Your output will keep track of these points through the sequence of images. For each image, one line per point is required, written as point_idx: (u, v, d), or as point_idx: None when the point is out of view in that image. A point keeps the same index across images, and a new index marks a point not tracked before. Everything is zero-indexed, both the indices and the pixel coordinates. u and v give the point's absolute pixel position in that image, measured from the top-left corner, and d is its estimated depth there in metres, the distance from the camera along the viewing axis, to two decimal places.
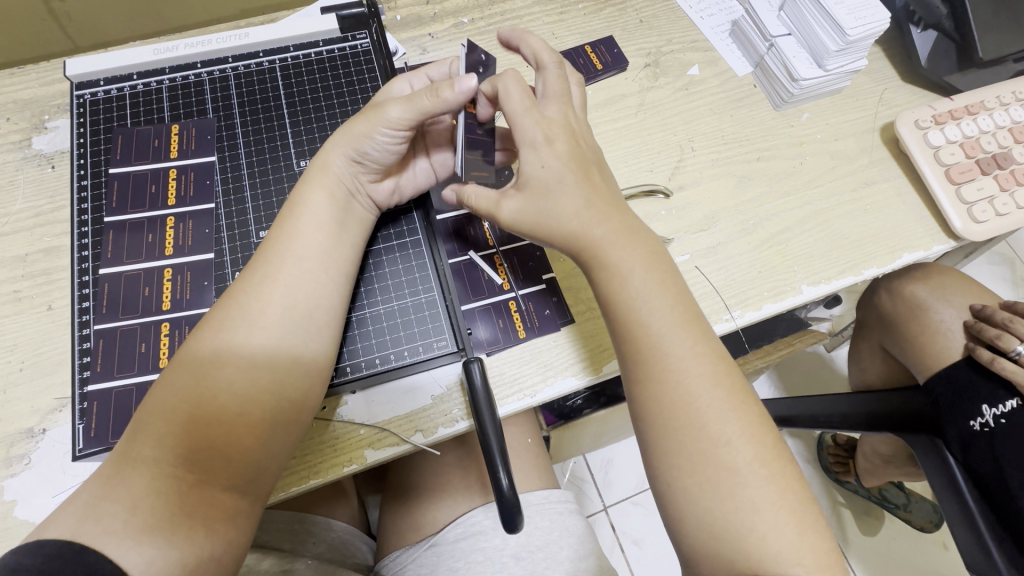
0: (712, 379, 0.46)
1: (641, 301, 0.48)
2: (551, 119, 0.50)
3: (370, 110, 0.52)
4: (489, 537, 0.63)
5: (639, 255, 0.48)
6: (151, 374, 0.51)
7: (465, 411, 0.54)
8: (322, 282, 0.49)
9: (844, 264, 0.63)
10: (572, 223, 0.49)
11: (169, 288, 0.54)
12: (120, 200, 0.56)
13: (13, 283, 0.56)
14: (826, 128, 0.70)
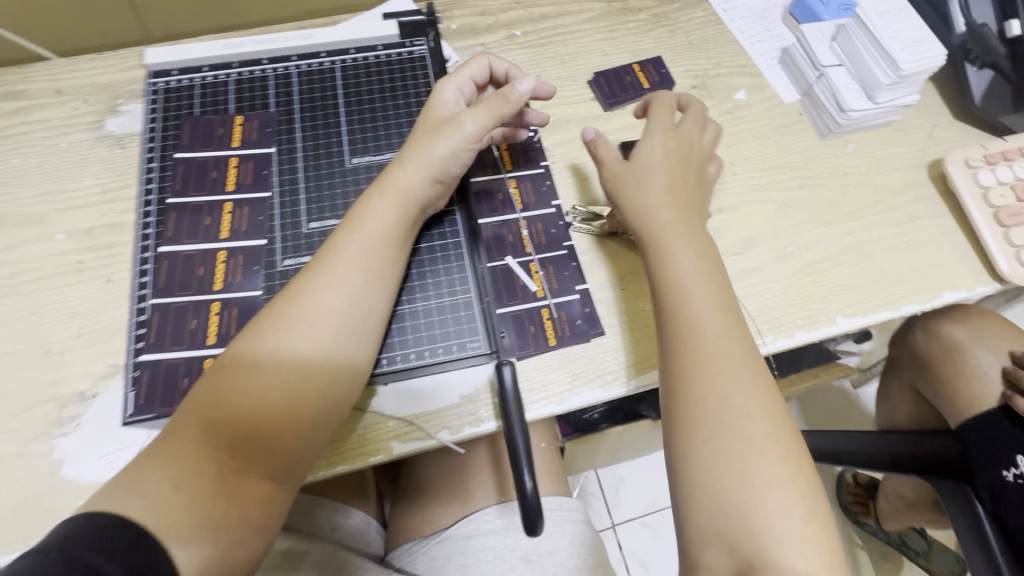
0: (737, 368, 0.48)
1: (682, 277, 0.52)
2: (679, 133, 0.59)
3: (440, 128, 0.55)
4: (500, 537, 0.64)
5: (691, 248, 0.53)
6: (200, 350, 0.53)
7: (492, 413, 0.54)
8: (375, 287, 0.51)
9: (882, 298, 0.62)
10: (650, 200, 0.55)
11: (221, 269, 0.56)
12: (184, 184, 0.59)
13: (78, 254, 0.60)
14: (871, 160, 0.69)
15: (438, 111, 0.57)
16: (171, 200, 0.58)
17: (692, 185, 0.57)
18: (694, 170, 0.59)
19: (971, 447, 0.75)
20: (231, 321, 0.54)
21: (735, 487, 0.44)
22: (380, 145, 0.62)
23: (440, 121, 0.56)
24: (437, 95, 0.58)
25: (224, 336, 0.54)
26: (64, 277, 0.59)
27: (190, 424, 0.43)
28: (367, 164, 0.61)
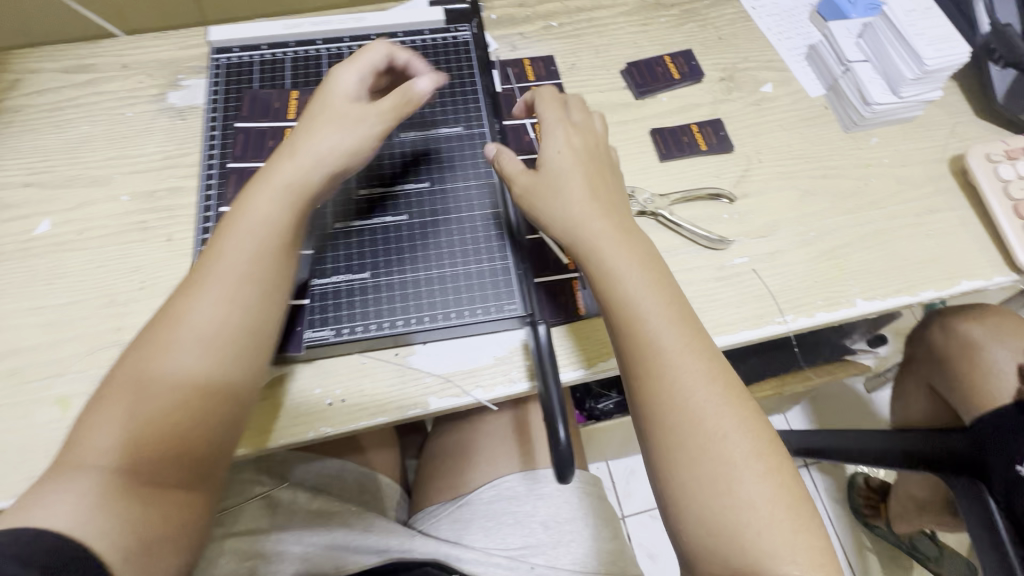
0: (708, 374, 0.48)
1: (635, 300, 0.50)
2: (578, 127, 0.56)
3: (332, 120, 0.53)
4: (521, 502, 0.67)
5: (634, 257, 0.51)
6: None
7: (524, 374, 0.57)
8: (260, 285, 0.48)
9: (901, 284, 0.64)
10: (577, 214, 0.51)
11: None
12: (243, 152, 0.63)
13: (141, 214, 0.64)
14: (894, 154, 0.72)
15: (339, 91, 0.55)
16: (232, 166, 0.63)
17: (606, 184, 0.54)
18: (608, 164, 0.56)
19: (987, 445, 0.77)
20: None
21: (717, 511, 0.45)
22: (424, 120, 0.65)
23: (334, 111, 0.54)
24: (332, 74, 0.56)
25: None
26: (128, 235, 0.63)
27: (81, 443, 0.42)
28: (413, 137, 0.64)
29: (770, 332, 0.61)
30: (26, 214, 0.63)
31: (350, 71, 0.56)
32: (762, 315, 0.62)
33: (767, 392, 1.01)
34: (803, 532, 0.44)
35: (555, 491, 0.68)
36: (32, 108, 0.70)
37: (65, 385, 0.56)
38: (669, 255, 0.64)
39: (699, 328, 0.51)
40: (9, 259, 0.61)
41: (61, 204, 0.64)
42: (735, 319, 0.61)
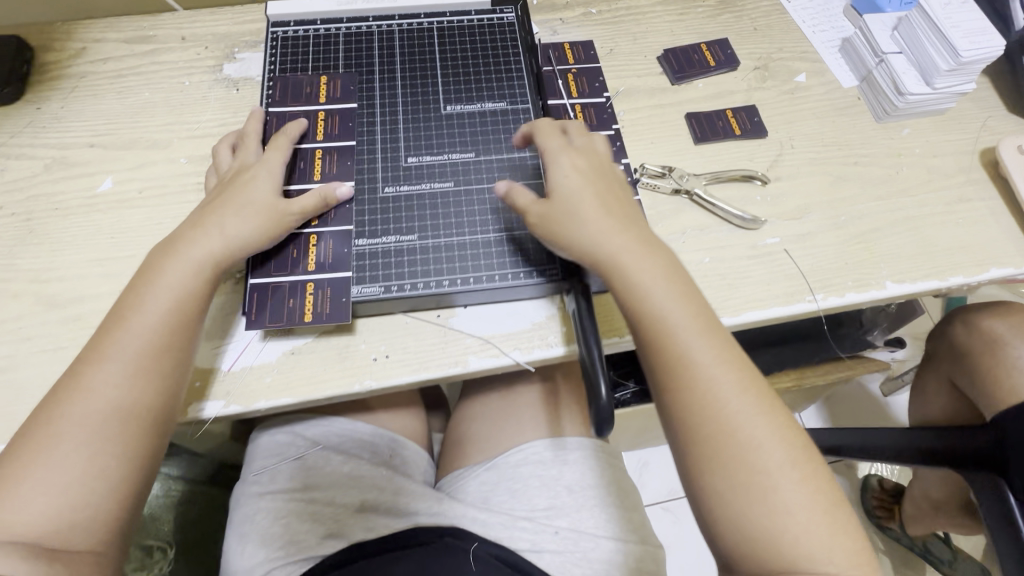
0: (740, 386, 0.49)
1: (667, 315, 0.50)
2: (581, 150, 0.57)
3: (235, 197, 0.56)
4: (547, 467, 0.69)
5: (658, 271, 0.52)
6: (300, 276, 0.58)
7: (561, 339, 0.59)
8: (168, 355, 0.51)
9: (930, 269, 0.66)
10: (596, 234, 0.52)
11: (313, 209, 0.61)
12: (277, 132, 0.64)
13: (199, 176, 0.67)
14: (925, 144, 0.73)
15: (236, 177, 0.58)
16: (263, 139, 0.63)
17: (618, 198, 0.55)
18: (615, 181, 0.57)
19: (1008, 442, 0.77)
20: (328, 254, 0.59)
21: (751, 510, 0.46)
22: (471, 94, 0.68)
23: (239, 189, 0.57)
24: (233, 164, 0.60)
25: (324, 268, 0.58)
26: (186, 195, 0.66)
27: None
28: (460, 111, 0.67)
29: (801, 309, 0.63)
30: (90, 172, 0.67)
31: (243, 158, 0.60)
32: (794, 293, 0.63)
33: (786, 383, 1.02)
34: (840, 529, 0.47)
35: (580, 459, 0.69)
36: (96, 75, 0.73)
37: None
38: (702, 233, 0.66)
39: (733, 342, 0.52)
40: (75, 213, 0.64)
41: (123, 164, 0.68)
42: (767, 296, 0.63)
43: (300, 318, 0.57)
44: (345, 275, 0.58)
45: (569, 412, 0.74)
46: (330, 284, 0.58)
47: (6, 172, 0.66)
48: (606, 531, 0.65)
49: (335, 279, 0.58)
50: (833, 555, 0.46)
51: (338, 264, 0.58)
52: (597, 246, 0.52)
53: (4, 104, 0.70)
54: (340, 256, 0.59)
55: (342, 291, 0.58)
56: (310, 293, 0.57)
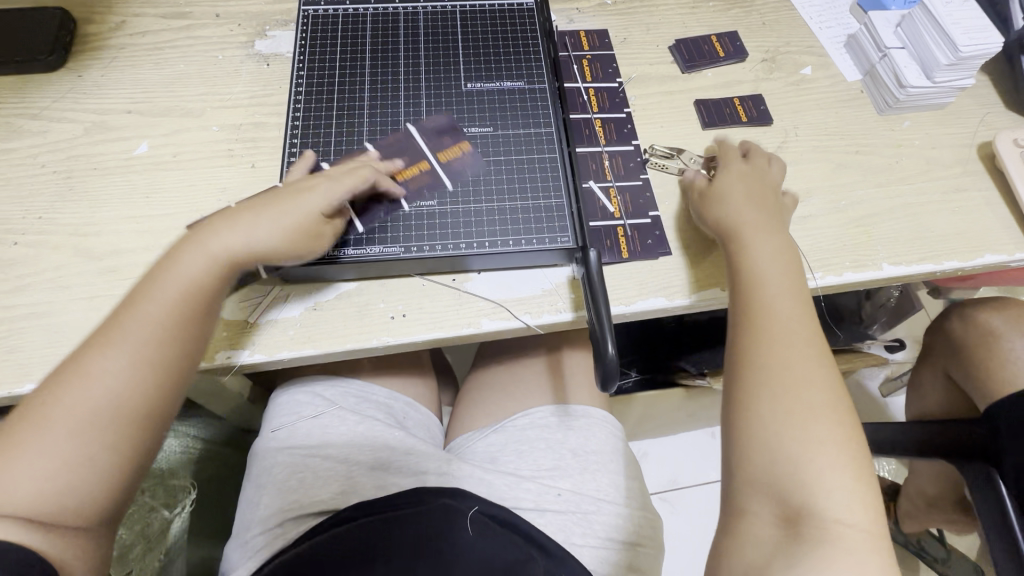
0: (813, 358, 0.53)
1: (763, 273, 0.58)
2: (759, 174, 0.66)
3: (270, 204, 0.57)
4: (552, 431, 0.72)
5: (776, 254, 0.59)
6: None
7: (569, 305, 0.62)
8: (174, 343, 0.52)
9: (925, 253, 0.68)
10: (734, 208, 0.63)
11: None
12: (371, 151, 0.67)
13: (229, 143, 0.71)
14: (925, 136, 0.76)
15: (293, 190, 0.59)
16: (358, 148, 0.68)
17: (771, 201, 0.64)
18: (773, 196, 0.65)
19: (1001, 433, 0.80)
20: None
21: (782, 437, 0.49)
22: (491, 74, 0.73)
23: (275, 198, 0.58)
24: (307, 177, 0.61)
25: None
26: (216, 160, 0.69)
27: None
28: (479, 89, 0.72)
29: (800, 286, 0.65)
30: (127, 136, 0.71)
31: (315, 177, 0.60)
32: None
33: None
34: (862, 504, 0.47)
35: (584, 426, 0.72)
36: (135, 47, 0.77)
37: None
38: None
39: (815, 318, 0.56)
40: (112, 173, 0.68)
41: (158, 130, 0.71)
42: None
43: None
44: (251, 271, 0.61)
45: (574, 384, 0.77)
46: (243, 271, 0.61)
47: (48, 133, 0.70)
48: (607, 496, 0.68)
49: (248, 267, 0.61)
50: (837, 498, 0.46)
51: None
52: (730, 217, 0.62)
53: (48, 70, 0.74)
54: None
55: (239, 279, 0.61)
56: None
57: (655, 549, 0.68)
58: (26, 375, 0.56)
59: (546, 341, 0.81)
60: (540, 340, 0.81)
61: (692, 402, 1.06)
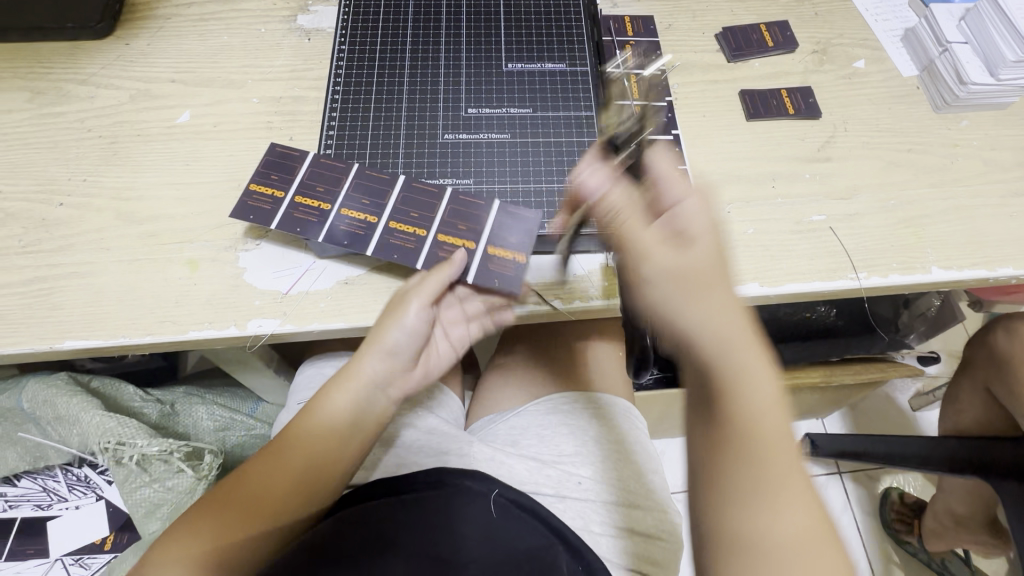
0: (786, 478, 0.38)
1: (755, 414, 0.40)
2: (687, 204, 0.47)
3: (389, 310, 0.57)
4: (575, 418, 0.71)
5: (731, 332, 0.42)
6: (296, 190, 0.63)
7: (601, 292, 0.61)
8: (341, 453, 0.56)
9: (978, 258, 0.65)
10: (674, 270, 0.44)
11: (317, 196, 0.62)
12: (414, 188, 0.63)
13: (268, 116, 0.71)
14: (983, 137, 0.72)
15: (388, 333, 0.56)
16: (404, 179, 0.64)
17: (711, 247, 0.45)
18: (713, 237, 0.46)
19: None
20: (303, 208, 0.61)
21: None
22: (532, 56, 0.73)
23: (390, 303, 0.58)
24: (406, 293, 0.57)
25: (295, 204, 0.62)
26: (255, 132, 0.70)
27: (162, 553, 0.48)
28: (520, 70, 0.72)
29: (843, 286, 0.63)
30: (171, 105, 0.71)
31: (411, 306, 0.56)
32: (836, 269, 0.64)
33: (815, 380, 0.94)
34: None
35: (609, 415, 0.71)
36: (180, 17, 0.78)
37: (194, 251, 0.62)
38: (749, 205, 0.67)
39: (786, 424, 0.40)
40: (154, 140, 0.69)
41: (200, 100, 0.72)
42: (809, 270, 0.64)
43: (252, 182, 0.63)
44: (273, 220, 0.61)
45: (600, 373, 0.76)
46: (270, 215, 0.61)
47: (95, 98, 0.71)
48: (629, 486, 0.66)
49: (277, 212, 0.61)
50: None
51: (292, 209, 0.61)
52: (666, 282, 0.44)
53: (96, 37, 0.75)
54: (295, 218, 0.61)
55: (259, 221, 0.61)
56: (274, 196, 0.62)
57: (676, 543, 0.67)
58: (65, 332, 0.58)
59: (574, 331, 0.80)
60: (565, 329, 0.80)
61: None
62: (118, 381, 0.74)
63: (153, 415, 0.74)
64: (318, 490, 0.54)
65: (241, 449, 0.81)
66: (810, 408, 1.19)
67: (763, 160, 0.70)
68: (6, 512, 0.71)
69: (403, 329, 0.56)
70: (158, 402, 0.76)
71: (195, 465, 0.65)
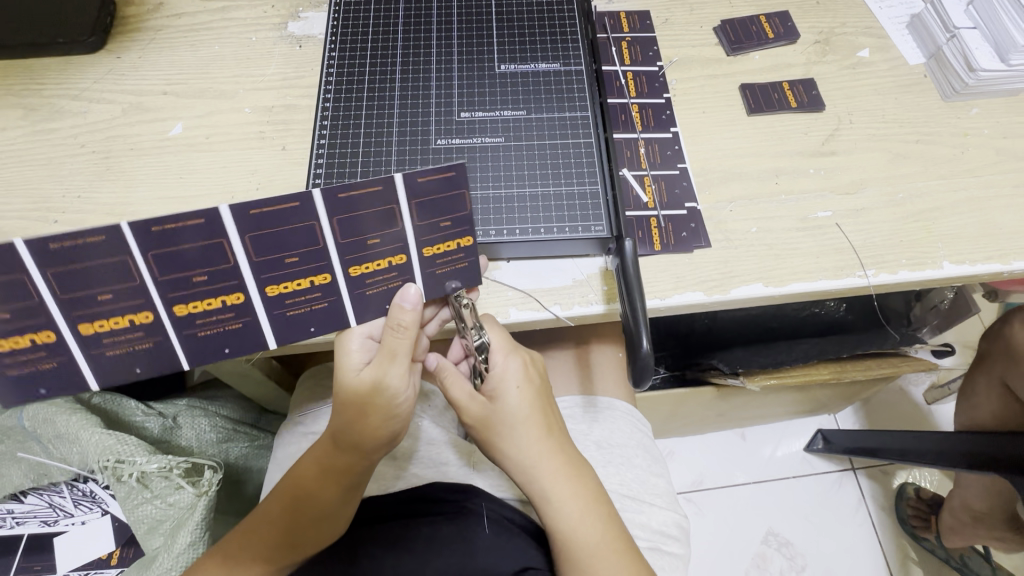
0: (608, 544, 0.51)
1: (575, 523, 0.51)
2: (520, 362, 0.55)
3: (370, 398, 0.50)
4: (577, 422, 0.70)
5: (547, 450, 0.52)
6: (66, 321, 0.49)
7: (600, 297, 0.60)
8: (339, 490, 0.53)
9: (992, 252, 0.63)
10: (513, 415, 0.52)
11: (195, 304, 0.51)
12: (421, 187, 0.48)
13: (261, 126, 0.70)
14: (995, 125, 0.70)
15: (386, 427, 0.51)
16: (401, 177, 0.47)
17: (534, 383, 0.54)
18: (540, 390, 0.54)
19: None
20: (216, 321, 0.52)
21: None
22: (525, 56, 0.71)
23: (362, 388, 0.51)
24: (382, 381, 0.50)
25: (140, 333, 0.51)
26: (248, 142, 0.69)
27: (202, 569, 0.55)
28: (512, 71, 0.70)
29: (851, 285, 0.61)
30: (162, 117, 0.71)
31: (398, 391, 0.51)
32: (842, 268, 0.62)
33: (823, 377, 0.88)
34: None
35: (611, 418, 0.70)
36: (171, 29, 0.78)
37: None
38: (751, 202, 0.65)
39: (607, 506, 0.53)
40: (148, 153, 0.69)
41: (193, 111, 0.71)
42: (815, 268, 0.62)
43: None
44: (85, 374, 0.52)
45: (603, 377, 0.75)
46: (68, 363, 0.51)
47: (89, 113, 0.71)
48: (632, 492, 0.66)
49: (74, 362, 0.51)
50: None
51: (228, 322, 0.53)
52: (508, 421, 0.52)
53: (89, 52, 0.75)
54: (302, 311, 0.54)
55: (71, 382, 0.52)
56: (34, 341, 0.49)
57: (683, 549, 0.66)
58: None
59: (575, 333, 0.78)
60: (567, 331, 0.78)
61: (722, 403, 1.01)
62: (118, 396, 0.73)
63: (155, 430, 0.74)
64: (320, 519, 0.53)
65: (245, 460, 0.82)
66: (822, 405, 1.17)
67: (765, 155, 0.68)
68: (14, 529, 0.71)
69: (400, 412, 0.52)
70: (161, 416, 0.76)
71: (194, 481, 0.64)
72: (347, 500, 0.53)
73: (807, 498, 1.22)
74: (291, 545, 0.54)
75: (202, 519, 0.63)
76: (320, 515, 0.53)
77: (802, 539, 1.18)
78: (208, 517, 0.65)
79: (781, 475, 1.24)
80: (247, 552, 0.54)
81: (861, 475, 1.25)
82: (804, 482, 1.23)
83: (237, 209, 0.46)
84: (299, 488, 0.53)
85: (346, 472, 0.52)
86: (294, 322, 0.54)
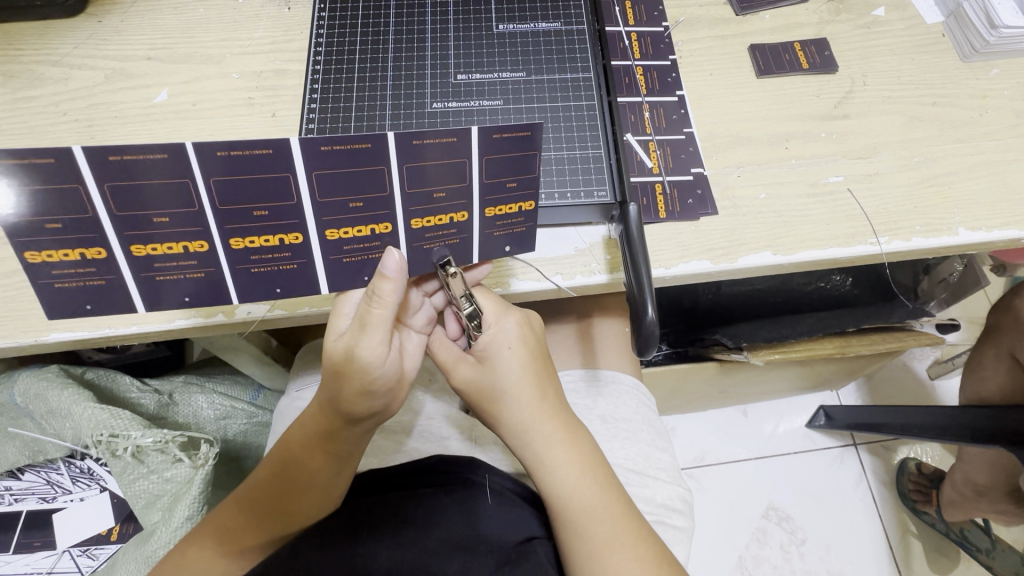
0: (604, 502, 0.51)
1: (570, 485, 0.50)
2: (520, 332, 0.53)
3: (345, 367, 0.46)
4: (579, 395, 0.69)
5: (542, 415, 0.51)
6: (120, 240, 0.45)
7: (604, 267, 0.58)
8: (326, 459, 0.51)
9: (1009, 217, 0.60)
10: (508, 382, 0.51)
11: (256, 242, 0.47)
12: (496, 144, 0.45)
13: (249, 92, 0.67)
14: (1015, 86, 0.67)
15: (361, 399, 0.47)
16: (477, 132, 0.44)
17: (535, 352, 0.53)
18: (540, 356, 0.53)
19: None
20: (272, 261, 0.49)
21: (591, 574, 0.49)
22: (526, 16, 0.68)
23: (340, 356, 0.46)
24: (353, 350, 0.45)
25: (194, 262, 0.47)
26: (237, 109, 0.66)
27: (194, 537, 0.54)
28: (510, 31, 0.67)
29: (863, 252, 0.59)
30: (148, 84, 0.68)
31: (370, 364, 0.45)
32: (855, 236, 0.60)
33: (829, 351, 0.86)
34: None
35: (614, 391, 0.69)
36: None
37: None
38: (760, 168, 0.63)
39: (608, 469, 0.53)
40: (133, 121, 0.66)
41: (178, 77, 0.68)
42: (825, 236, 0.60)
43: (21, 253, 0.43)
44: (132, 297, 0.48)
45: (606, 349, 0.73)
46: (116, 282, 0.47)
47: (70, 80, 0.68)
48: (635, 465, 0.65)
49: (122, 284, 0.47)
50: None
51: (284, 263, 0.49)
52: (501, 386, 0.51)
53: (69, 15, 0.72)
54: (360, 258, 0.51)
55: (119, 304, 0.49)
56: (79, 258, 0.45)
57: (688, 522, 0.66)
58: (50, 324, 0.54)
59: (577, 307, 0.76)
60: (570, 305, 0.76)
61: (727, 378, 1.00)
62: (114, 372, 0.73)
63: (151, 406, 0.73)
64: (311, 487, 0.52)
65: (244, 437, 0.82)
66: (826, 381, 1.16)
67: (774, 119, 0.66)
68: (12, 506, 0.70)
69: (375, 388, 0.46)
70: (157, 391, 0.74)
71: (190, 455, 0.63)
72: (335, 470, 0.52)
73: (808, 473, 1.22)
74: (281, 514, 0.53)
75: (200, 493, 0.63)
76: (309, 482, 0.52)
77: (803, 513, 1.18)
78: (206, 492, 0.64)
79: (783, 451, 1.24)
80: (238, 521, 0.53)
81: (863, 451, 1.25)
82: (806, 457, 1.23)
83: (310, 142, 0.41)
84: (288, 457, 0.52)
85: (333, 442, 0.50)
86: (351, 270, 0.51)
